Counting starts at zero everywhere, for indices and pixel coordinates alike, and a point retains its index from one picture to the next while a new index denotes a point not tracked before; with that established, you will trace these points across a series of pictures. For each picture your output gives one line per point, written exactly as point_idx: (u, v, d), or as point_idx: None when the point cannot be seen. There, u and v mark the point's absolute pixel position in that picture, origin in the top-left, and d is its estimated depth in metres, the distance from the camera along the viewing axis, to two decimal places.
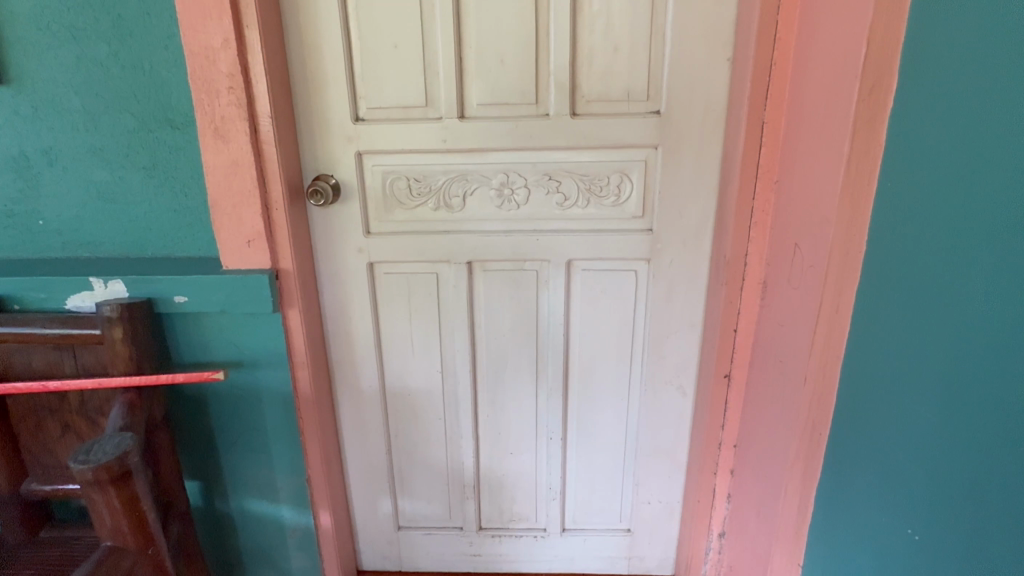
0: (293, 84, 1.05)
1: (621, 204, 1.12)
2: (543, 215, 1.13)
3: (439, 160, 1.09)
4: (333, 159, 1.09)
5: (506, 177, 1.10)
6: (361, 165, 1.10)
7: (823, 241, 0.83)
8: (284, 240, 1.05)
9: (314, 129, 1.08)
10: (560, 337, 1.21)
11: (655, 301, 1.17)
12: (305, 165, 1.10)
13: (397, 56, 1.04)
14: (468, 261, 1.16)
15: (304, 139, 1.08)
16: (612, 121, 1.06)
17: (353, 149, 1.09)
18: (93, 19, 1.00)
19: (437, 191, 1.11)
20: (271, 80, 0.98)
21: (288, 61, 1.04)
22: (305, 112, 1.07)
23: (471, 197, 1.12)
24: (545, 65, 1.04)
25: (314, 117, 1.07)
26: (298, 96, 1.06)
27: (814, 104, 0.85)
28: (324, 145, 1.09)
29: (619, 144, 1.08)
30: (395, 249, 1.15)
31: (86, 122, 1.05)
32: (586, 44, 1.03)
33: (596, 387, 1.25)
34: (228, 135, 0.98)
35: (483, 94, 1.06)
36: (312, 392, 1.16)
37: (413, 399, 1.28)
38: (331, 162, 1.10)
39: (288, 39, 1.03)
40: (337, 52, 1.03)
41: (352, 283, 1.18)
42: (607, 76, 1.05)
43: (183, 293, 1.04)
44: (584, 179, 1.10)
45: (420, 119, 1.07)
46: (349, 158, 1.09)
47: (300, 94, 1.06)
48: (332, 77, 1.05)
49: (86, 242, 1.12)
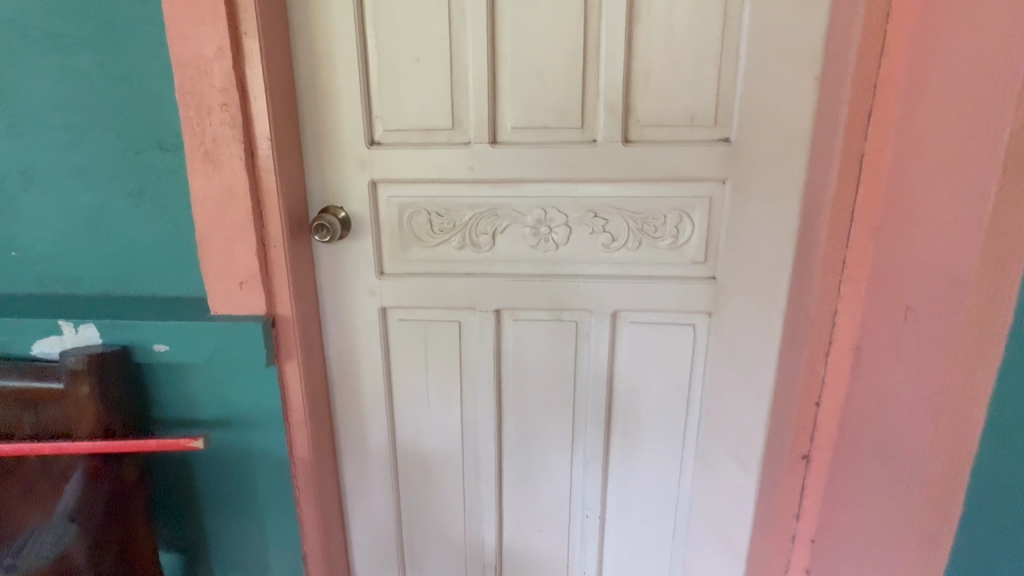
0: (298, 102, 0.91)
1: (679, 247, 0.94)
2: (586, 258, 0.96)
3: (467, 193, 0.94)
4: (343, 190, 0.94)
5: (544, 213, 0.94)
6: (375, 196, 0.95)
7: (955, 308, 0.64)
8: (283, 282, 0.90)
9: (322, 153, 0.93)
10: (601, 398, 1.03)
11: (716, 362, 0.99)
12: (311, 195, 0.95)
13: (420, 71, 0.89)
14: (497, 309, 0.99)
15: (312, 166, 0.93)
16: (669, 150, 0.89)
17: (366, 178, 0.93)
18: (78, 24, 0.87)
19: (463, 227, 0.95)
20: (272, 96, 0.83)
21: (294, 76, 0.89)
22: (312, 135, 0.92)
23: (501, 236, 0.96)
24: (593, 84, 0.88)
25: (323, 140, 0.92)
26: (305, 116, 0.91)
27: (941, 134, 0.67)
28: (333, 172, 0.94)
29: (679, 177, 0.91)
30: (412, 293, 0.99)
31: (69, 140, 0.92)
32: (642, 60, 0.87)
33: (641, 458, 1.06)
34: (220, 159, 0.83)
35: (519, 117, 0.90)
36: (311, 457, 0.99)
37: (427, 464, 1.10)
38: (341, 192, 0.94)
39: (296, 50, 0.88)
40: (351, 67, 0.89)
41: (362, 331, 1.02)
42: (667, 97, 0.88)
43: (165, 341, 0.89)
44: (635, 218, 0.93)
45: (445, 145, 0.92)
46: (362, 188, 0.94)
47: (307, 114, 0.91)
48: (344, 95, 0.90)
49: (64, 276, 0.97)
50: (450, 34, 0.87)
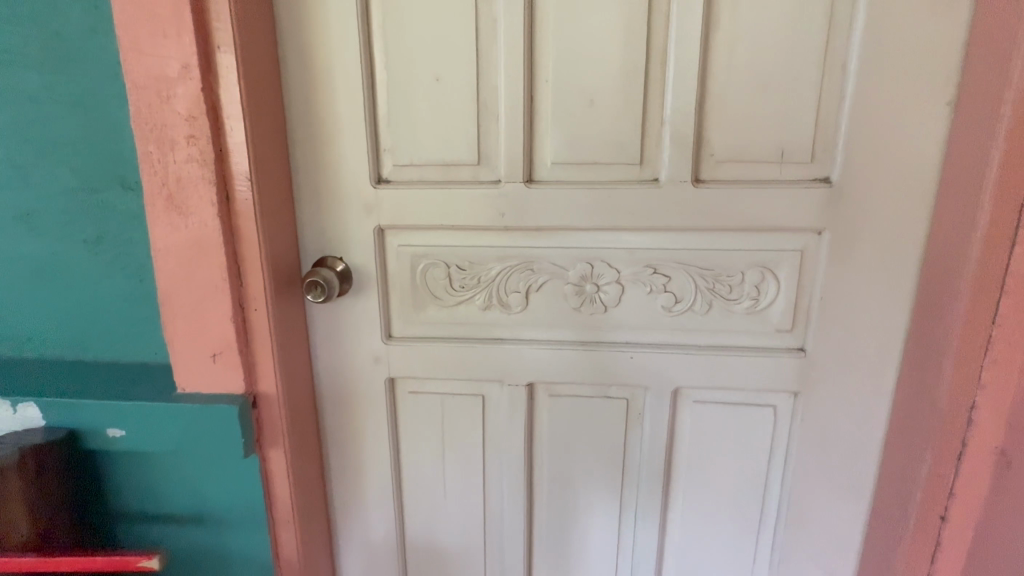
0: (289, 130, 0.73)
1: (759, 312, 0.75)
2: (642, 323, 0.77)
3: (495, 244, 0.76)
4: (342, 237, 0.77)
5: (590, 269, 0.76)
6: (382, 245, 0.78)
7: None
8: (266, 354, 0.72)
9: (318, 193, 0.75)
10: (655, 491, 0.84)
11: (802, 453, 0.80)
12: (304, 242, 0.77)
13: (440, 93, 0.71)
14: (529, 382, 0.81)
15: (305, 208, 0.76)
16: (751, 192, 0.71)
17: (371, 223, 0.76)
18: (21, 36, 0.71)
19: (490, 284, 0.77)
20: (254, 127, 0.66)
21: (284, 98, 0.72)
22: (305, 170, 0.74)
23: (537, 296, 0.78)
24: (656, 109, 0.70)
25: (318, 177, 0.75)
26: (297, 148, 0.74)
27: None
28: (331, 216, 0.76)
29: (762, 226, 0.72)
30: (426, 362, 0.81)
31: (12, 176, 0.75)
32: (721, 80, 0.69)
33: (703, 562, 0.87)
34: (187, 205, 0.66)
35: (562, 150, 0.72)
36: (301, 560, 0.81)
37: (442, 559, 0.92)
38: (341, 240, 0.77)
39: (286, 68, 0.71)
40: (354, 89, 0.71)
41: (365, 405, 0.84)
42: (751, 127, 0.70)
43: (121, 425, 0.72)
44: (705, 275, 0.75)
45: (469, 184, 0.74)
46: (366, 235, 0.76)
47: (299, 145, 0.74)
48: (345, 122, 0.73)
49: (9, 338, 0.81)
50: (477, 48, 0.70)
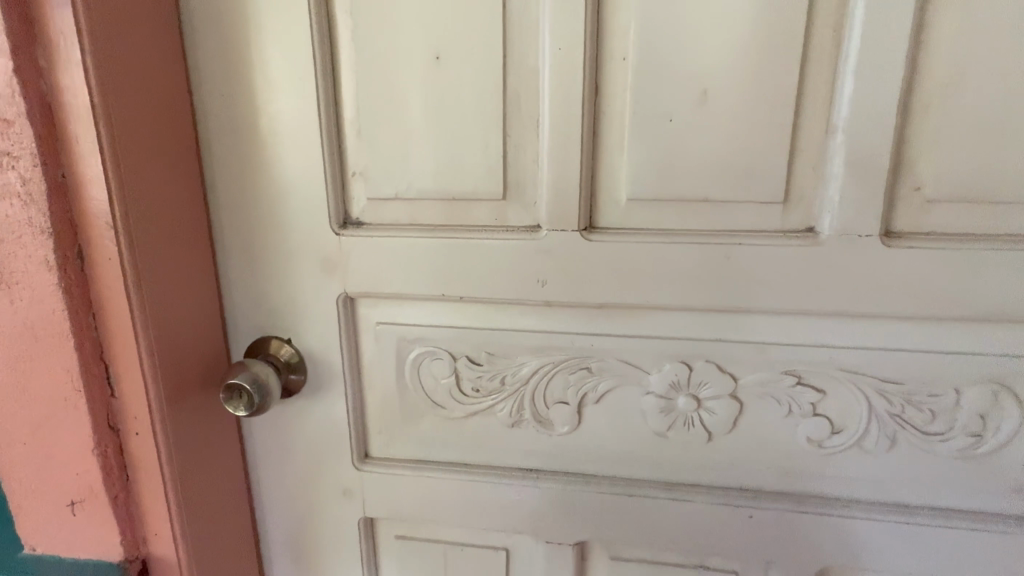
0: (203, 143, 0.46)
1: (980, 458, 0.44)
2: (771, 463, 0.47)
3: (530, 327, 0.47)
4: (291, 310, 0.49)
5: (687, 373, 0.46)
6: (353, 323, 0.49)
7: None
8: (157, 500, 0.45)
9: (250, 241, 0.47)
10: None
11: None
12: (234, 314, 0.50)
13: (441, 82, 0.42)
14: (580, 540, 0.51)
15: (233, 264, 0.48)
16: (989, 259, 0.40)
17: (334, 290, 0.48)
18: None
19: (520, 387, 0.48)
20: (120, 139, 0.39)
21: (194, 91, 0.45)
22: (231, 205, 0.47)
23: (595, 409, 0.48)
24: (817, 110, 0.40)
25: (251, 216, 0.47)
26: (216, 171, 0.46)
27: None
28: (272, 276, 0.48)
29: (1005, 317, 0.41)
30: (421, 499, 0.52)
31: None
32: (946, 57, 0.38)
33: None
34: (10, 268, 0.39)
35: (646, 180, 0.42)
36: None
37: None
38: (290, 313, 0.49)
39: (195, 41, 0.44)
40: (301, 76, 0.43)
41: (329, 555, 0.55)
42: (997, 142, 0.38)
43: None
44: (887, 392, 0.44)
45: (489, 233, 0.45)
46: (326, 308, 0.48)
47: (221, 166, 0.46)
48: (290, 131, 0.45)
49: None
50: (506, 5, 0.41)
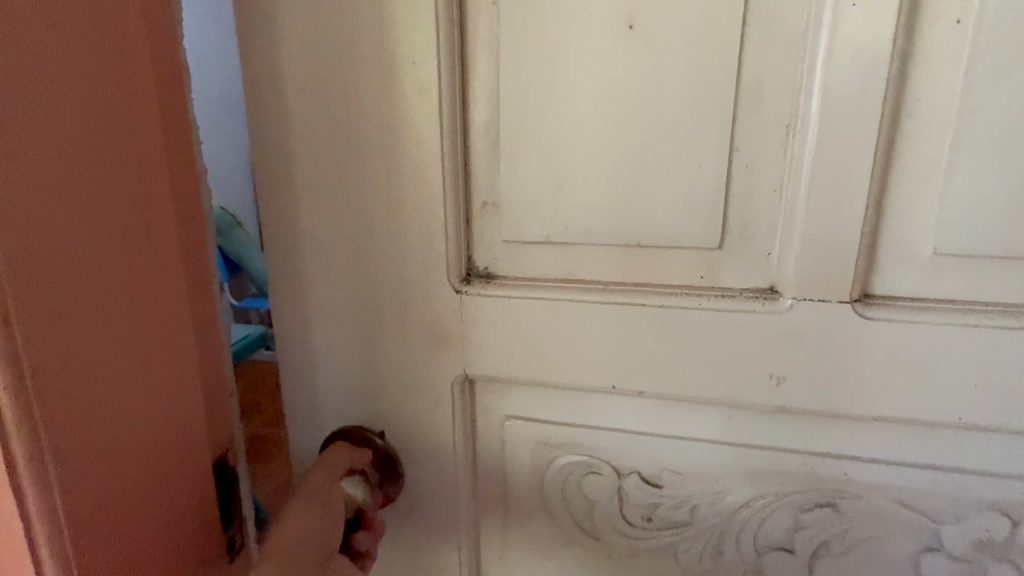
0: (268, 159, 0.32)
1: None
2: None
3: (743, 439, 0.31)
4: (382, 394, 0.35)
5: (1008, 530, 0.29)
6: (470, 416, 0.34)
7: None
8: None
9: (330, 299, 0.33)
10: None
11: None
12: (306, 397, 0.36)
13: (636, 66, 0.27)
14: None
15: (304, 329, 0.34)
16: None
17: (448, 371, 0.33)
18: None
19: (720, 523, 0.32)
20: (35, 118, 0.19)
21: (257, 81, 0.31)
22: (305, 246, 0.33)
23: (838, 567, 0.31)
24: None
25: (333, 264, 0.33)
26: (284, 200, 0.32)
27: None
28: (359, 346, 0.34)
29: None
30: None
31: None
32: None
33: None
34: None
35: (974, 222, 0.26)
36: None
37: None
38: (378, 401, 0.35)
39: (256, 11, 0.30)
40: (417, 58, 0.29)
41: None
42: None
43: None
44: None
45: (692, 299, 0.29)
46: (435, 397, 0.34)
47: (293, 191, 0.32)
48: (395, 141, 0.30)
49: None
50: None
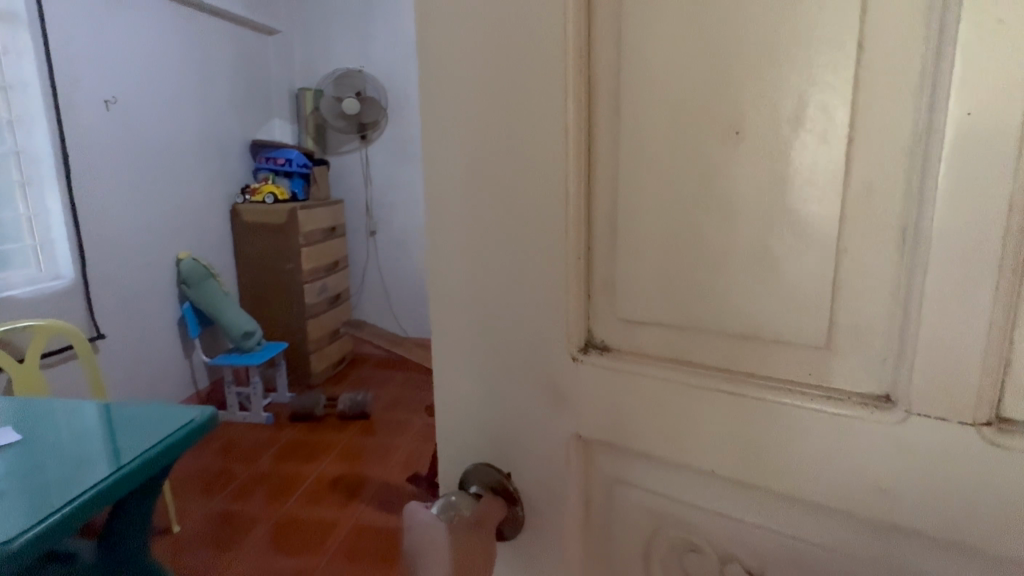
0: (437, 239, 0.40)
1: None
2: None
3: (854, 545, 0.30)
4: (509, 441, 0.40)
5: None
6: (584, 470, 0.39)
7: None
8: None
9: (473, 356, 0.41)
10: None
11: None
12: (450, 436, 0.43)
13: (751, 166, 0.29)
14: None
15: (453, 379, 0.42)
16: None
17: (562, 429, 0.38)
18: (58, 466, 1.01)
19: None
20: None
21: (430, 184, 0.40)
22: (459, 311, 0.40)
23: None
24: None
25: (477, 327, 0.40)
26: (444, 274, 0.40)
27: None
28: (490, 398, 0.40)
29: None
30: None
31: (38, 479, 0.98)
32: None
33: None
34: None
35: None
36: None
37: None
38: (505, 449, 0.41)
39: (432, 129, 0.39)
40: (549, 166, 0.34)
41: None
42: None
43: None
44: None
45: (797, 395, 0.30)
46: (550, 450, 0.39)
47: (451, 268, 0.40)
48: (529, 233, 0.36)
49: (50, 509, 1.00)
50: (859, 64, 0.26)
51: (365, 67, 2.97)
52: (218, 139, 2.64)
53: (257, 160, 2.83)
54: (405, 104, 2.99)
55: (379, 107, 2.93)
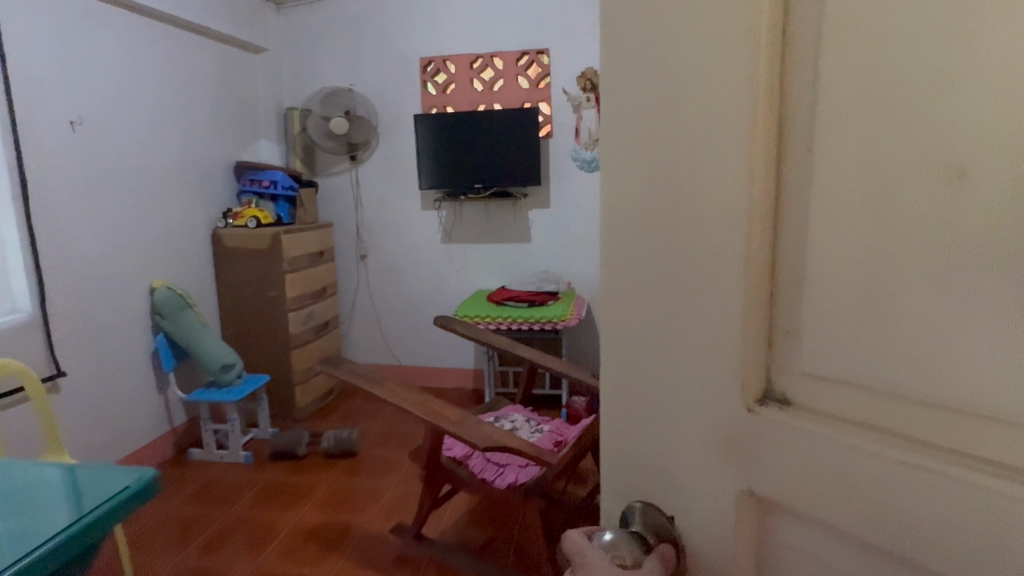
0: (623, 287, 0.45)
1: None
2: None
3: None
4: (676, 476, 0.44)
5: None
6: (746, 515, 0.41)
7: None
8: None
9: (650, 393, 0.44)
10: None
11: None
12: (625, 467, 0.48)
13: (977, 230, 0.29)
14: None
15: (631, 412, 0.46)
16: None
17: (729, 472, 0.41)
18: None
19: None
20: None
21: (618, 233, 0.44)
22: (638, 352, 0.45)
23: None
24: None
25: (656, 366, 0.43)
26: (629, 316, 0.45)
27: None
28: (665, 431, 0.44)
29: None
30: None
31: None
32: None
33: None
34: None
35: None
36: None
37: None
38: (678, 485, 0.44)
39: (624, 182, 0.43)
40: (729, 222, 0.37)
41: None
42: None
43: None
44: None
45: (1012, 480, 0.29)
46: (717, 493, 0.41)
47: (635, 313, 0.44)
48: (708, 287, 0.39)
49: None
50: None
51: (355, 86, 2.89)
52: (199, 161, 2.53)
53: (240, 183, 2.72)
54: (397, 125, 2.90)
55: (368, 126, 2.83)
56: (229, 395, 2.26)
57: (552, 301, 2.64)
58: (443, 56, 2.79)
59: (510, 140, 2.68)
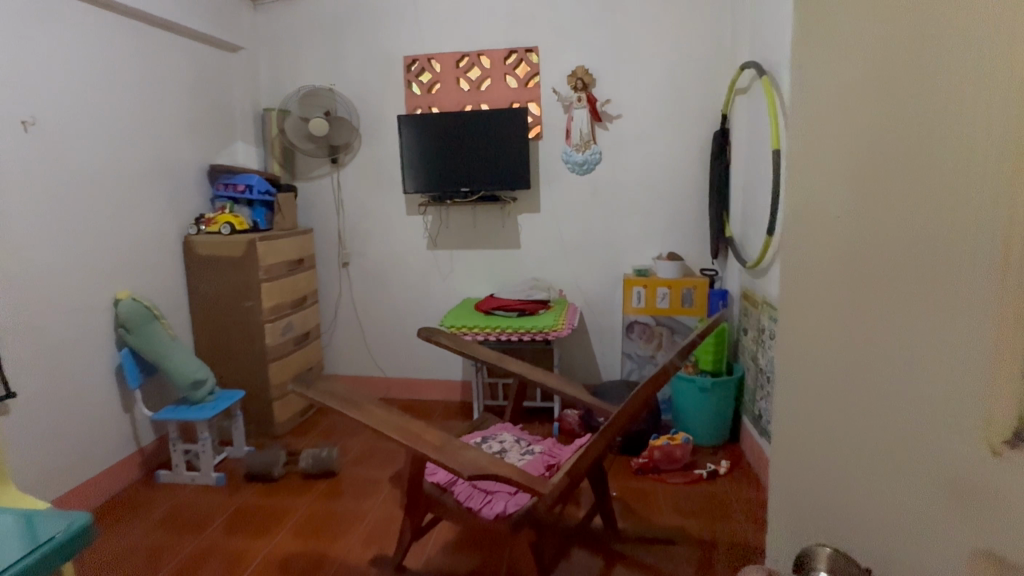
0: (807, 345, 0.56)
1: None
2: None
3: None
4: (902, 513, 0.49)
5: None
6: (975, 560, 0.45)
7: None
8: None
9: (873, 435, 0.51)
10: None
11: None
12: (825, 497, 0.57)
13: None
14: None
15: (845, 450, 0.54)
16: None
17: (968, 519, 0.44)
18: None
19: None
20: None
21: (808, 300, 0.56)
22: (862, 397, 0.52)
23: None
24: None
25: (894, 412, 0.49)
26: (844, 369, 0.53)
27: None
28: (895, 471, 0.49)
29: None
30: None
31: None
32: None
33: None
34: None
35: None
36: None
37: None
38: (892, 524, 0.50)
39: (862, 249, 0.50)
40: (982, 292, 0.42)
41: None
42: None
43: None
44: None
45: None
46: (948, 537, 0.46)
47: (850, 366, 0.52)
48: (966, 342, 0.43)
49: None
50: None
51: (336, 86, 2.76)
52: (171, 167, 2.40)
53: (214, 188, 2.59)
54: (380, 126, 2.77)
55: (350, 128, 2.71)
56: (200, 413, 2.13)
57: (543, 310, 2.52)
58: (428, 55, 2.67)
59: (498, 142, 2.56)
